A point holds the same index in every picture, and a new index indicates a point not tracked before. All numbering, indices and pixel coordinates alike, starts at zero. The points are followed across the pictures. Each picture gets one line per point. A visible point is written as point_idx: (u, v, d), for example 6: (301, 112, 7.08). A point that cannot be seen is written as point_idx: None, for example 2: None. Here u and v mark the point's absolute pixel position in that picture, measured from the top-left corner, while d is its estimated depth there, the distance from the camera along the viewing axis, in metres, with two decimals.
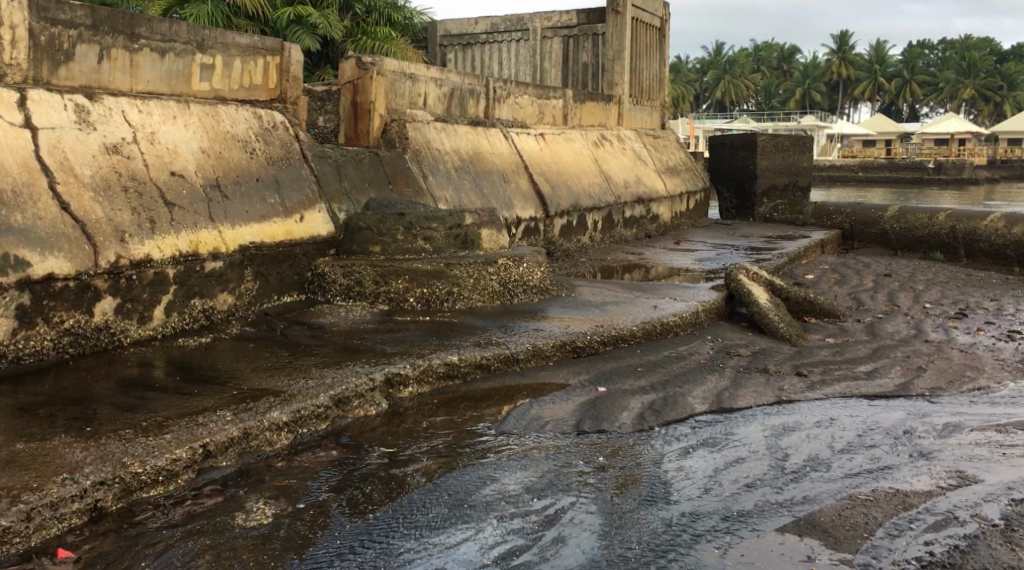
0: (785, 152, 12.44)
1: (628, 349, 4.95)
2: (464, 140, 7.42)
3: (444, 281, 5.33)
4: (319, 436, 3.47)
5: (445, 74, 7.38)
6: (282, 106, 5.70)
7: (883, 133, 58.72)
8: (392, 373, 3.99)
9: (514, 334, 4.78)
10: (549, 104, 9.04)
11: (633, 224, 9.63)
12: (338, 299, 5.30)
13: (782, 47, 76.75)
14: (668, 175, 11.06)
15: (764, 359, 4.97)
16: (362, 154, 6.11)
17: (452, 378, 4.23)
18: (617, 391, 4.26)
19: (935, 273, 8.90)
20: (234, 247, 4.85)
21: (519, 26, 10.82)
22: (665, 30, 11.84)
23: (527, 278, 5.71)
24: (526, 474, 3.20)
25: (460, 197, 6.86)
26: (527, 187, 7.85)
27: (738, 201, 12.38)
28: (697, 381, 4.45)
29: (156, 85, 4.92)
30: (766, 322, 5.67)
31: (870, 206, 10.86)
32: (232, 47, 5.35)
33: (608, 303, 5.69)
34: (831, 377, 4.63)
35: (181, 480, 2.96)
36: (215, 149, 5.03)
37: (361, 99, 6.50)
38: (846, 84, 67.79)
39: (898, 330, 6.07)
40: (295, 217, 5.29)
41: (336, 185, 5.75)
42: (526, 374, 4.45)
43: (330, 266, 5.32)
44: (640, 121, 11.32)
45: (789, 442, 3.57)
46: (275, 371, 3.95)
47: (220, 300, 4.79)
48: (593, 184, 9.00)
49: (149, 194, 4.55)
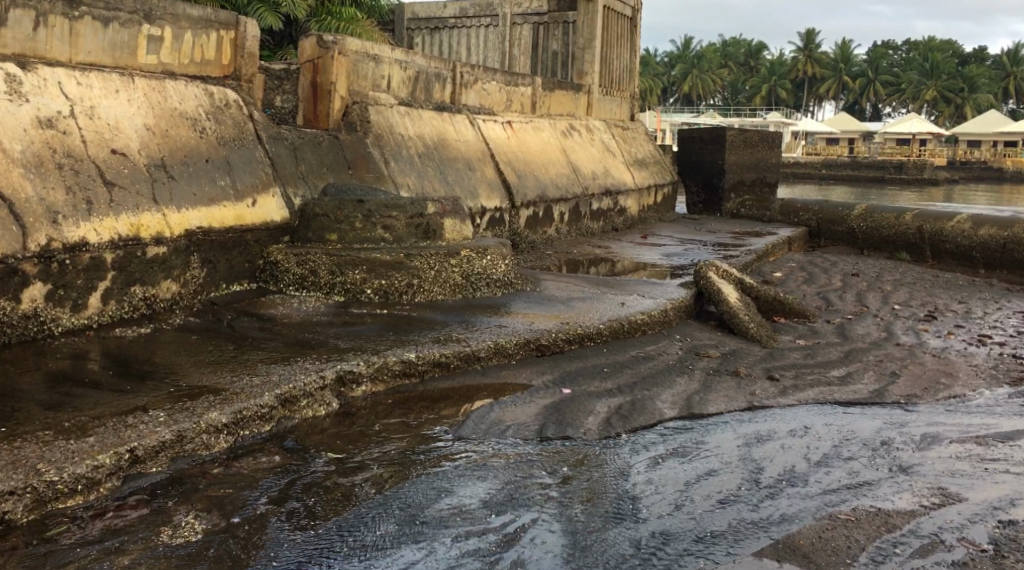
0: (753, 148, 12.30)
1: (595, 348, 4.73)
2: (429, 126, 7.15)
3: (403, 273, 5.08)
4: (261, 439, 3.22)
5: (410, 56, 7.10)
6: (235, 84, 5.40)
7: (847, 132, 59.12)
8: (343, 371, 3.74)
9: (476, 330, 4.54)
10: (517, 91, 8.79)
11: (601, 217, 9.43)
12: (291, 289, 5.03)
13: (750, 44, 77.04)
14: (636, 167, 10.87)
15: (735, 360, 4.77)
16: (320, 137, 5.83)
17: (408, 377, 3.99)
18: (582, 393, 4.04)
19: (902, 274, 8.78)
20: (180, 231, 4.57)
21: (489, 11, 10.54)
22: (637, 20, 11.63)
23: (490, 271, 5.46)
24: (484, 486, 2.97)
25: (423, 184, 6.60)
26: (493, 176, 7.61)
27: (706, 196, 12.21)
28: (667, 384, 4.24)
29: (97, 56, 4.61)
30: (736, 322, 5.48)
31: (837, 204, 10.75)
32: (182, 19, 5.04)
33: (574, 299, 5.47)
34: (804, 382, 4.44)
35: (103, 489, 2.72)
36: (161, 126, 4.73)
37: (321, 79, 6.23)
38: (811, 82, 68.23)
39: (868, 332, 5.91)
40: (247, 202, 5.01)
41: (292, 168, 5.46)
42: (487, 373, 4.22)
43: (283, 253, 5.05)
44: (610, 111, 11.12)
45: (764, 452, 3.37)
46: (218, 367, 3.68)
47: (163, 288, 4.50)
48: (560, 174, 8.77)
49: (86, 172, 4.26)
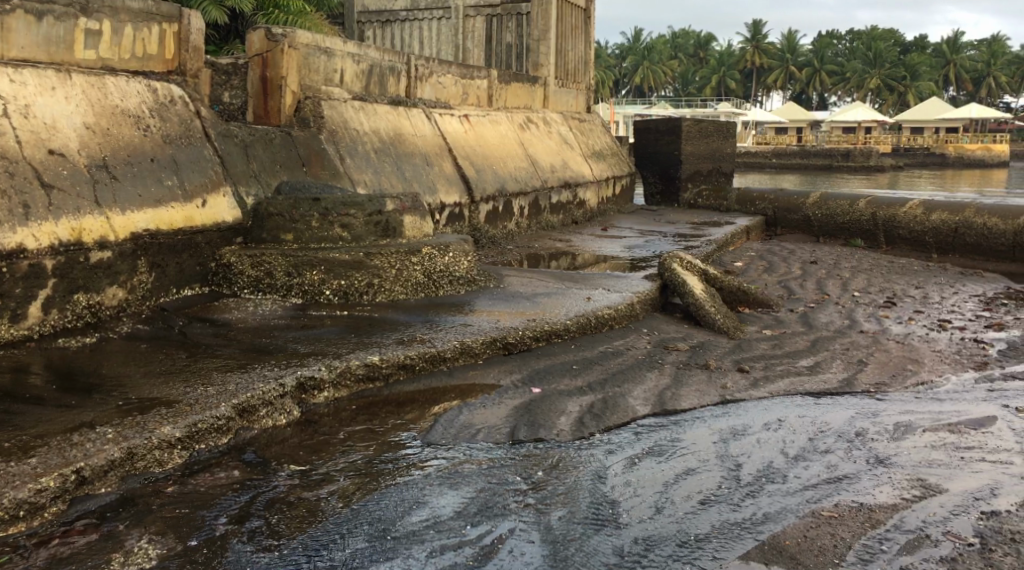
0: (709, 138, 12.25)
1: (562, 345, 4.61)
2: (384, 121, 6.97)
3: (362, 272, 4.91)
4: (220, 452, 3.03)
5: (363, 49, 6.91)
6: (181, 79, 5.19)
7: (796, 121, 59.70)
8: (304, 378, 3.57)
9: (439, 330, 4.39)
10: (473, 84, 8.63)
11: (560, 210, 9.30)
12: (246, 292, 4.84)
13: (699, 35, 77.55)
14: (593, 159, 10.76)
15: (704, 353, 4.67)
16: (272, 134, 5.63)
17: (372, 381, 3.82)
18: (553, 393, 3.91)
19: (859, 261, 8.78)
20: (125, 235, 4.37)
21: (441, 3, 10.36)
22: (590, 10, 11.52)
23: (452, 268, 5.31)
24: (455, 495, 2.83)
25: (380, 181, 6.42)
26: (451, 170, 7.45)
27: (663, 187, 12.15)
28: (638, 380, 4.12)
29: (32, 52, 4.38)
30: (703, 314, 5.39)
31: (793, 192, 10.74)
32: (122, 12, 4.82)
33: (539, 295, 5.34)
34: (775, 373, 4.35)
35: (48, 514, 2.54)
36: (102, 125, 4.52)
37: (271, 73, 6.01)
38: (760, 72, 68.86)
39: (832, 320, 5.86)
40: (196, 202, 4.81)
41: (244, 166, 5.26)
42: (453, 375, 4.07)
43: (237, 255, 4.86)
44: (566, 103, 11.00)
45: (742, 448, 3.27)
46: (170, 377, 3.49)
47: (110, 295, 4.29)
48: (518, 168, 8.64)
49: (21, 174, 4.05)
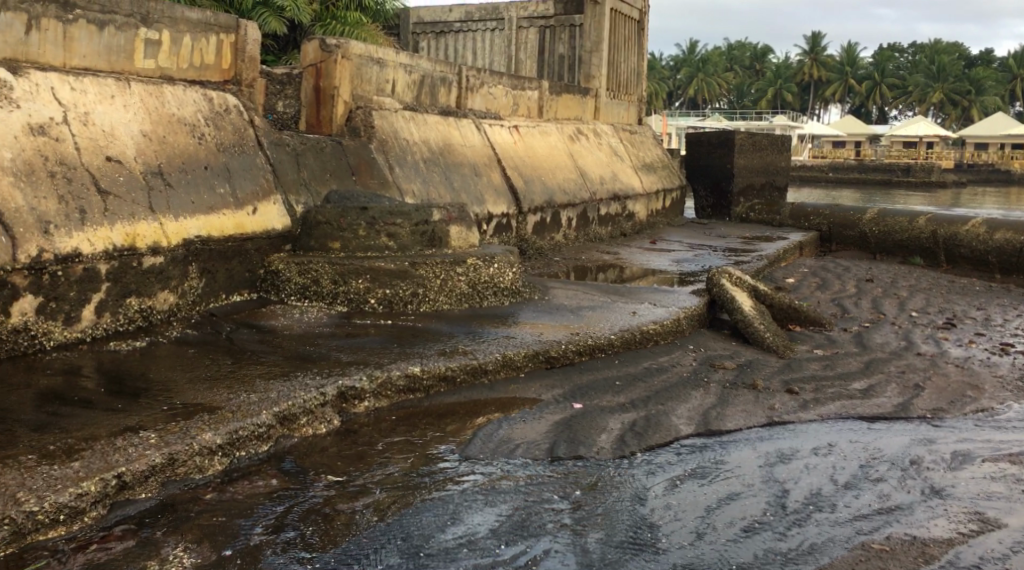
0: (762, 152, 12.17)
1: (606, 360, 4.58)
2: (434, 131, 7.00)
3: (407, 282, 4.94)
4: (259, 460, 3.10)
5: (415, 60, 6.96)
6: (236, 89, 5.27)
7: (853, 135, 58.85)
8: (345, 387, 3.61)
9: (483, 342, 4.39)
10: (524, 95, 8.64)
11: (609, 222, 9.27)
12: (293, 299, 4.90)
13: (755, 48, 76.96)
14: (644, 171, 10.71)
15: (752, 372, 4.61)
16: (323, 143, 5.69)
17: (412, 392, 3.85)
18: (593, 408, 3.89)
19: (917, 280, 8.60)
20: (177, 241, 4.43)
21: (495, 15, 10.42)
22: (645, 22, 11.49)
23: (497, 280, 5.31)
24: (494, 513, 2.81)
25: (428, 191, 6.45)
26: (500, 181, 7.46)
27: (714, 200, 12.05)
28: (682, 398, 4.08)
29: (93, 60, 4.46)
30: (752, 332, 5.32)
31: (849, 208, 10.58)
32: (180, 23, 4.90)
33: (584, 308, 5.31)
34: (824, 395, 4.27)
35: (88, 518, 2.59)
36: (158, 133, 4.59)
37: (325, 83, 6.09)
38: (817, 85, 68.04)
39: (887, 341, 5.74)
40: (247, 210, 4.87)
41: (294, 175, 5.33)
42: (494, 388, 4.07)
43: (284, 262, 4.91)
44: (617, 115, 10.96)
45: (787, 473, 3.21)
46: (214, 383, 3.53)
47: (160, 299, 4.35)
48: (567, 180, 8.62)
49: (79, 180, 4.12)
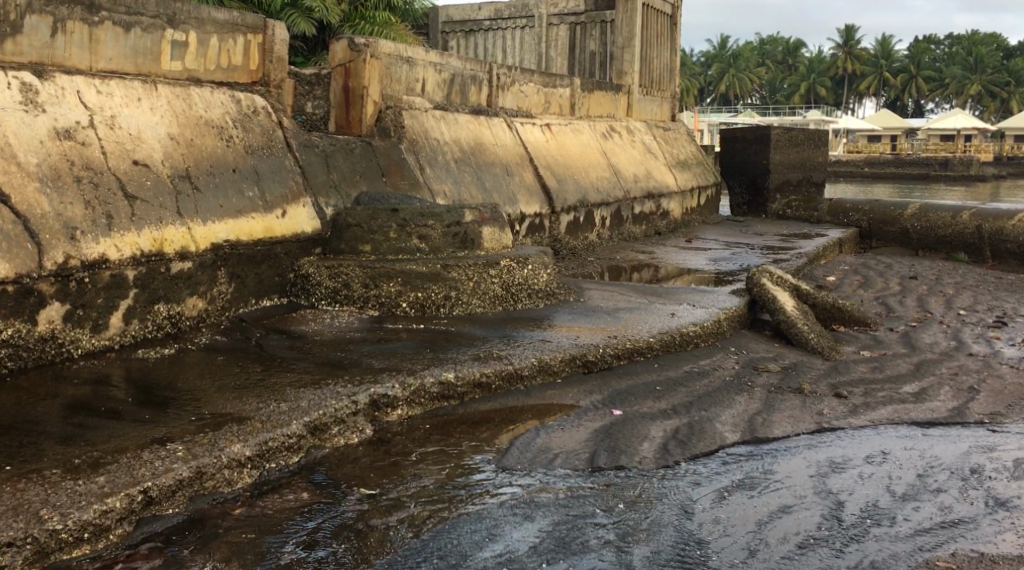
0: (799, 147, 11.96)
1: (645, 364, 4.44)
2: (465, 130, 6.89)
3: (440, 284, 4.83)
4: (289, 472, 2.99)
5: (445, 58, 6.85)
6: (264, 90, 5.19)
7: (889, 128, 58.04)
8: (377, 395, 3.51)
9: (518, 346, 4.27)
10: (555, 93, 8.51)
11: (643, 221, 9.11)
12: (323, 304, 4.80)
13: (787, 42, 76.20)
14: (678, 168, 10.53)
15: (797, 376, 4.44)
16: (353, 144, 5.59)
17: (447, 399, 3.74)
18: (634, 415, 3.75)
19: (963, 276, 8.36)
20: (206, 245, 4.35)
21: (524, 12, 10.30)
22: (677, 17, 11.31)
23: (532, 282, 5.19)
24: (534, 528, 2.69)
25: (460, 191, 6.34)
26: (532, 181, 7.33)
27: (750, 197, 11.83)
28: (726, 404, 3.93)
29: (119, 63, 4.39)
30: (795, 333, 5.15)
31: (889, 204, 10.33)
32: (208, 24, 4.83)
33: (620, 310, 5.17)
34: (875, 400, 4.10)
35: (114, 536, 2.50)
36: (186, 135, 4.51)
37: (354, 83, 6.00)
38: (851, 79, 67.20)
39: (936, 341, 5.54)
40: (276, 213, 4.79)
41: (324, 177, 5.23)
42: (530, 394, 3.94)
43: (314, 265, 4.82)
44: (650, 112, 10.79)
45: (841, 484, 3.06)
46: (243, 392, 3.44)
47: (189, 305, 4.27)
48: (601, 178, 8.48)
49: (106, 185, 4.04)
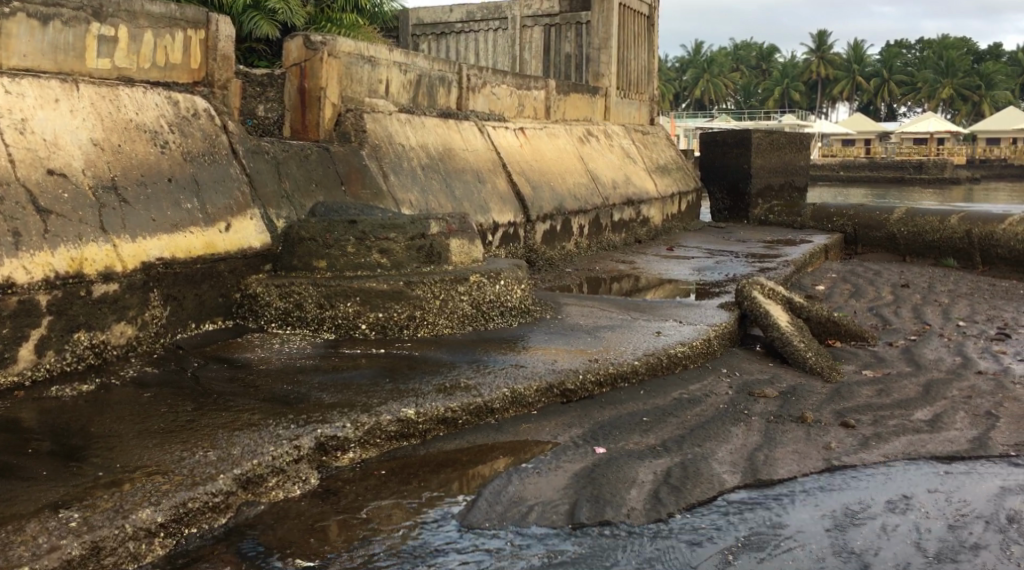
0: (781, 150, 11.59)
1: (629, 391, 3.99)
2: (433, 135, 6.43)
3: (403, 303, 4.37)
4: (212, 539, 2.60)
5: (411, 58, 6.38)
6: (207, 91, 4.71)
7: (864, 132, 58.00)
8: (324, 437, 3.05)
9: (487, 373, 3.81)
10: (529, 95, 8.07)
11: (622, 229, 8.69)
12: (273, 326, 4.34)
13: (761, 48, 76.33)
14: (658, 174, 10.11)
15: (798, 402, 4.01)
16: (308, 150, 5.11)
17: (406, 439, 3.29)
18: (620, 453, 3.30)
19: (956, 284, 7.98)
20: (135, 264, 3.87)
21: (497, 14, 9.87)
22: (655, 17, 10.91)
23: (504, 299, 4.74)
24: None
25: (427, 200, 5.88)
26: (505, 188, 6.88)
27: (732, 203, 11.43)
28: (722, 438, 3.49)
29: (36, 59, 3.91)
30: (792, 352, 4.72)
31: (875, 208, 9.96)
32: (140, 17, 4.35)
33: (601, 328, 4.72)
34: (887, 430, 3.66)
35: None
36: (113, 141, 4.03)
37: (309, 85, 5.53)
38: (826, 84, 67.26)
39: (941, 357, 5.12)
40: (219, 226, 4.31)
41: (275, 186, 4.76)
42: (502, 429, 3.48)
43: (263, 284, 4.37)
44: (628, 116, 10.37)
45: (863, 541, 2.66)
46: (167, 436, 2.96)
47: (116, 332, 3.79)
48: (578, 185, 8.03)
49: (13, 198, 3.55)
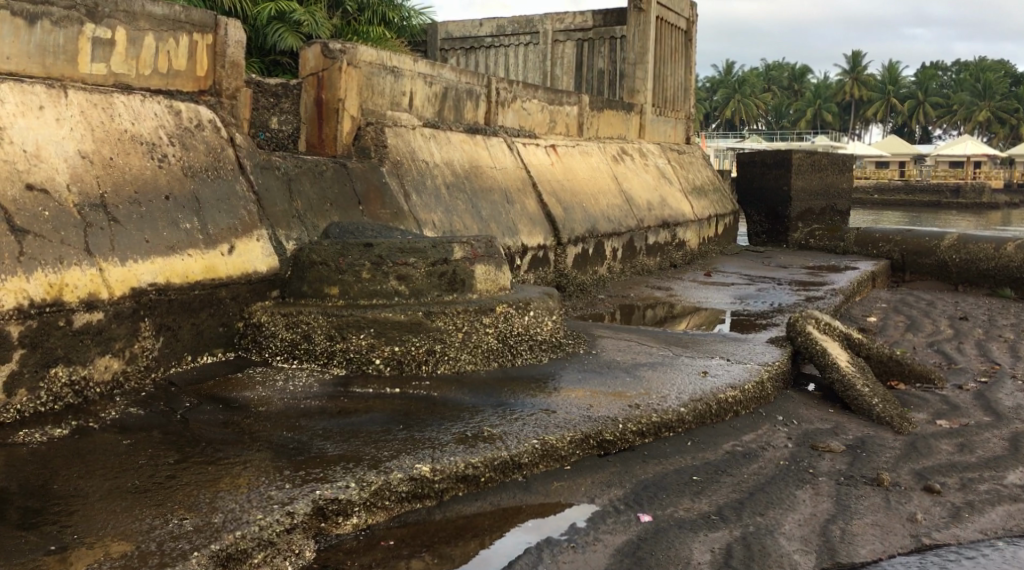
0: (822, 172, 11.08)
1: (675, 442, 3.52)
2: (459, 151, 6.02)
3: (421, 336, 3.94)
4: None
5: (437, 70, 5.97)
6: (214, 101, 4.31)
7: (897, 154, 56.93)
8: (323, 500, 2.62)
9: (514, 420, 3.35)
10: (561, 111, 7.64)
11: (657, 252, 8.22)
12: (278, 360, 3.92)
13: (792, 69, 75.60)
14: (695, 196, 9.65)
15: (868, 459, 3.53)
16: (324, 166, 4.71)
17: (421, 500, 2.84)
18: (668, 523, 2.88)
19: (1017, 316, 7.44)
20: (124, 291, 3.46)
21: (528, 28, 9.46)
22: (692, 32, 10.45)
23: (534, 332, 4.29)
24: None
25: (452, 221, 5.45)
26: (535, 209, 6.44)
27: (770, 226, 10.92)
28: (787, 505, 3.06)
29: (21, 62, 3.52)
30: (854, 398, 4.25)
31: (923, 233, 9.42)
32: (140, 19, 3.96)
33: (641, 366, 4.25)
34: (979, 498, 3.21)
35: None
36: (104, 154, 3.63)
37: (327, 96, 5.14)
38: (859, 105, 66.36)
39: (1019, 403, 4.62)
40: (221, 249, 3.89)
41: (285, 205, 4.34)
42: (531, 488, 3.03)
43: (268, 313, 3.95)
44: (663, 134, 9.91)
45: None
46: (141, 498, 2.53)
47: (100, 367, 3.38)
48: (612, 206, 7.58)
49: None
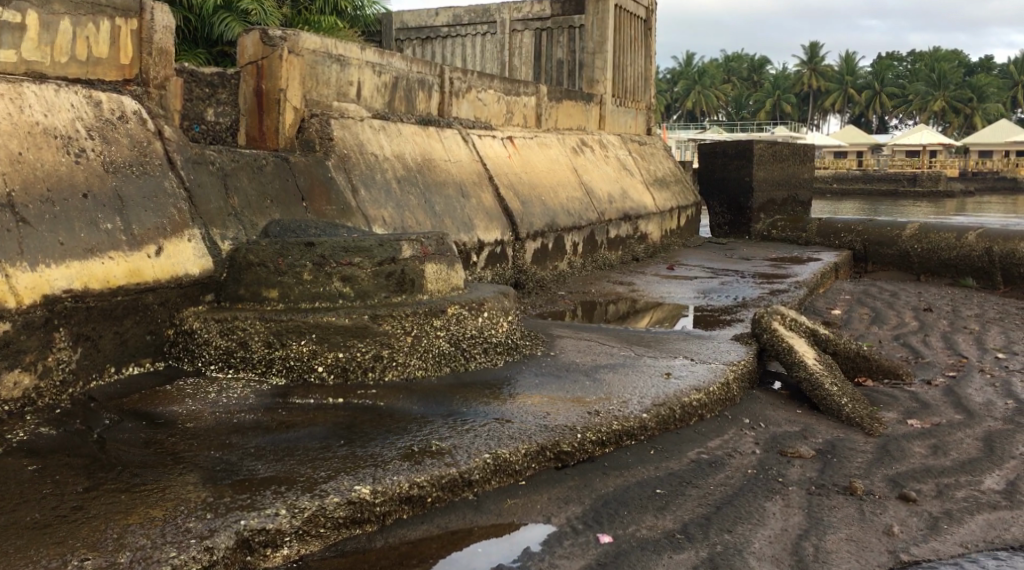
0: (784, 162, 10.92)
1: (638, 451, 3.29)
2: (411, 144, 5.75)
3: (367, 342, 3.68)
4: None
5: (386, 58, 5.69)
6: (140, 90, 4.01)
7: (855, 143, 57.32)
8: (248, 532, 2.39)
9: (465, 432, 3.10)
10: (518, 102, 7.40)
11: (619, 245, 8.01)
12: (212, 370, 3.64)
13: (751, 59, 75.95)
14: (656, 187, 9.45)
15: (840, 465, 3.34)
16: (263, 160, 4.42)
17: (360, 525, 2.59)
18: (630, 544, 2.66)
19: (981, 307, 7.31)
20: (35, 299, 3.17)
21: (484, 17, 9.20)
22: (652, 21, 10.24)
23: (488, 334, 4.04)
24: None
25: (403, 217, 5.18)
26: (492, 203, 6.19)
27: (732, 217, 10.75)
28: (757, 519, 2.85)
29: None
30: (824, 399, 4.06)
31: (885, 223, 9.30)
32: (54, 2, 3.66)
33: (601, 368, 4.02)
34: (957, 506, 3.02)
35: None
36: (11, 148, 3.33)
37: (267, 85, 4.86)
38: (817, 96, 66.79)
39: (991, 399, 4.45)
40: (147, 251, 3.60)
41: (221, 202, 4.04)
42: (482, 508, 2.79)
43: (200, 319, 3.66)
44: (624, 124, 9.70)
45: None
46: (39, 535, 2.26)
47: (9, 383, 3.10)
48: (571, 199, 7.36)
49: None
